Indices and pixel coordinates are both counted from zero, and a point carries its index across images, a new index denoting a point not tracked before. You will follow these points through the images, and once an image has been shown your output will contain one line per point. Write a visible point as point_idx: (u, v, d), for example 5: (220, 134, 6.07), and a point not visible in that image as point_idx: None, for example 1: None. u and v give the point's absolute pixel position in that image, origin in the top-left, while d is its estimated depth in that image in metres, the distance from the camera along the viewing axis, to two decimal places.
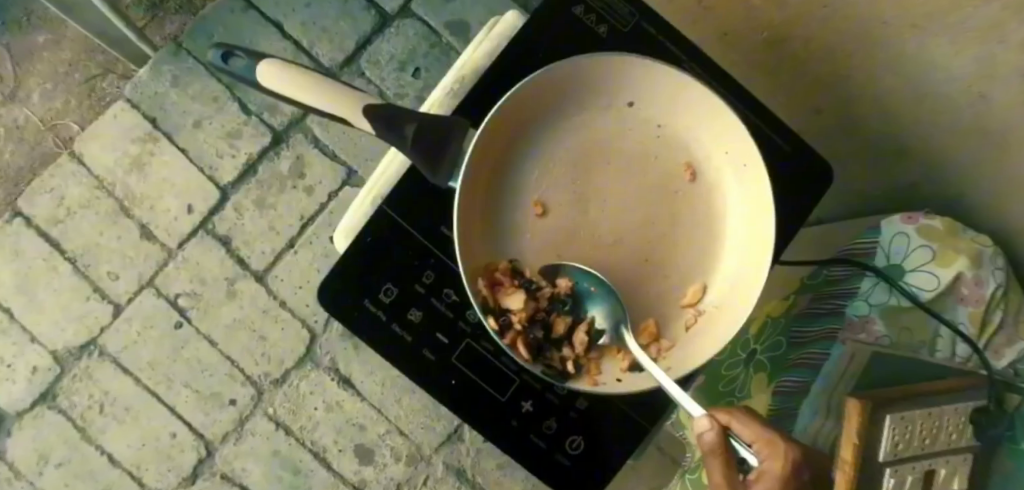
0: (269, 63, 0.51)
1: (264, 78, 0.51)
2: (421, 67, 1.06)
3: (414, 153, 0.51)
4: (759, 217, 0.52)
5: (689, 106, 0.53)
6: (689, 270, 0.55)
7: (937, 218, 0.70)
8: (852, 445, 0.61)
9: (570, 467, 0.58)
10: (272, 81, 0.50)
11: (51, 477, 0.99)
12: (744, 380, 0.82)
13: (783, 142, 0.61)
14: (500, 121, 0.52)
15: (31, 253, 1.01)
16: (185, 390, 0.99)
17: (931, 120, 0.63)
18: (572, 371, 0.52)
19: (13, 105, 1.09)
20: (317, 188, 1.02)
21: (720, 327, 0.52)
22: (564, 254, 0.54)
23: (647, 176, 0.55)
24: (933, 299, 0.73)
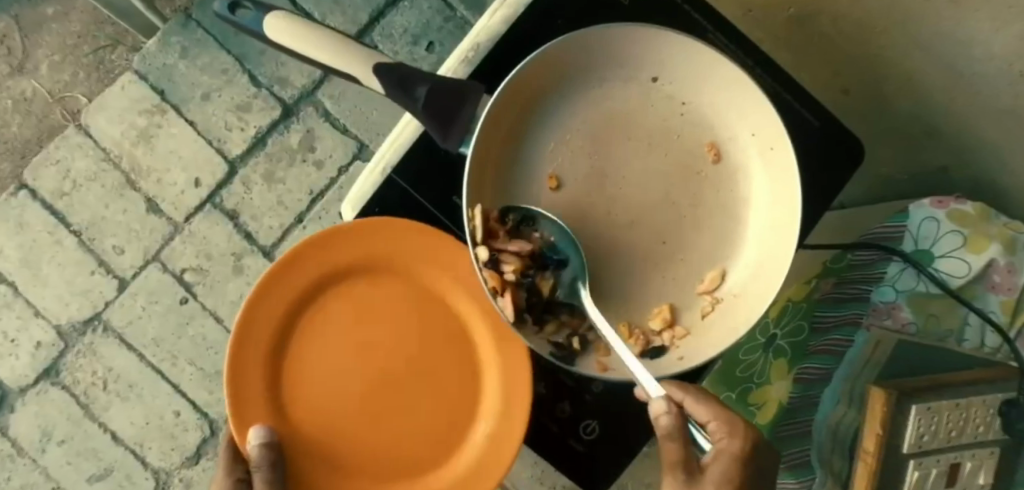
0: (275, 15, 0.50)
1: (271, 32, 0.50)
2: (435, 42, 1.05)
3: (423, 115, 0.47)
4: (786, 205, 0.48)
5: (718, 82, 0.49)
6: (708, 254, 0.51)
7: (968, 203, 0.68)
8: (875, 436, 0.61)
9: (585, 453, 0.56)
10: (278, 34, 0.49)
11: (54, 454, 1.01)
12: (763, 367, 0.78)
13: (812, 117, 0.58)
14: (513, 90, 0.48)
15: (36, 227, 1.03)
16: (190, 367, 1.02)
17: (961, 98, 0.61)
18: (579, 349, 0.49)
19: (21, 77, 1.07)
20: (327, 162, 1.03)
21: (740, 318, 0.49)
22: (575, 231, 0.50)
23: (668, 153, 0.50)
24: (963, 287, 0.70)
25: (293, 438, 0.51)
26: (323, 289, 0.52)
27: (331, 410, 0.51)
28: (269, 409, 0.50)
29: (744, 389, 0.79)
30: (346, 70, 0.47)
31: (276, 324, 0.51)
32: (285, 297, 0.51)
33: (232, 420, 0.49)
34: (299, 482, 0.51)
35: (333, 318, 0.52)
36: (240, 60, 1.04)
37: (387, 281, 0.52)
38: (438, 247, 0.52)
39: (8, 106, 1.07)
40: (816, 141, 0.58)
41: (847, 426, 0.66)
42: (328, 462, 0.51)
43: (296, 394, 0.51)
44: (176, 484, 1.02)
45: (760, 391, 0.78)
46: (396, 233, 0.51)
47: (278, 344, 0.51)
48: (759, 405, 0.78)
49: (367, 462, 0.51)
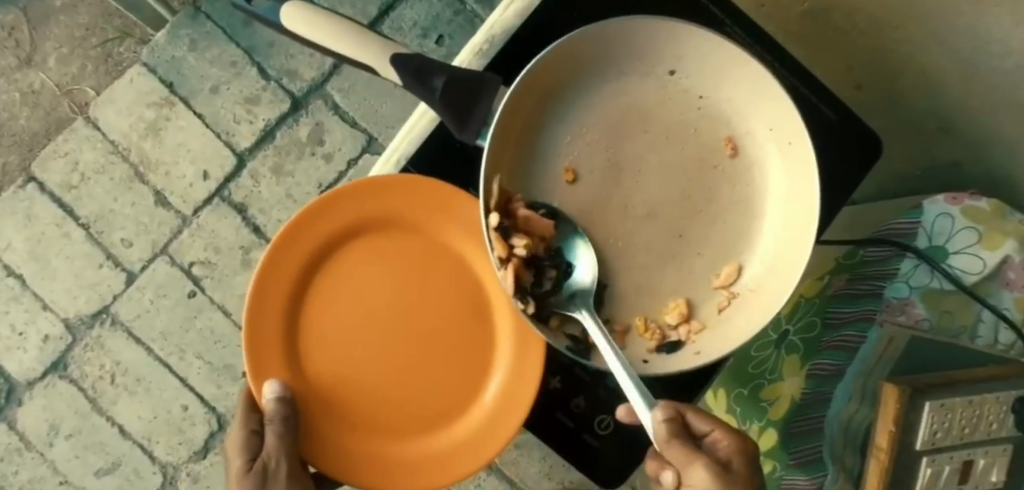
0: (292, 5, 0.49)
1: (288, 22, 0.49)
2: (445, 35, 1.05)
3: (440, 106, 0.47)
4: (803, 200, 0.48)
5: (736, 76, 0.48)
6: (724, 248, 0.50)
7: (983, 199, 0.67)
8: (887, 432, 0.60)
9: (599, 447, 0.56)
10: (295, 26, 0.49)
11: (61, 448, 1.01)
12: (775, 362, 0.78)
13: (829, 111, 0.58)
14: (530, 83, 0.48)
15: (44, 220, 1.03)
16: (197, 360, 1.01)
17: (976, 93, 0.60)
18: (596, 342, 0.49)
19: (29, 70, 1.07)
20: (336, 155, 1.03)
21: (757, 314, 0.48)
22: (592, 225, 0.49)
23: (685, 147, 0.50)
24: (978, 283, 0.70)
25: (308, 393, 0.51)
26: (338, 245, 0.51)
27: (346, 366, 0.51)
28: (285, 364, 0.50)
29: (756, 386, 0.78)
30: (363, 60, 0.47)
31: (292, 279, 0.51)
32: (301, 253, 0.51)
33: (250, 374, 0.50)
34: (314, 435, 0.51)
35: (349, 274, 0.51)
36: (249, 53, 1.04)
37: (403, 238, 0.52)
38: (454, 204, 0.51)
39: (16, 98, 1.06)
40: (834, 135, 0.57)
41: (859, 422, 0.65)
42: (342, 416, 0.51)
43: (311, 349, 0.51)
44: (184, 478, 1.01)
45: (772, 387, 0.77)
46: (413, 191, 0.51)
47: (294, 300, 0.51)
48: (772, 401, 0.77)
49: (380, 418, 0.52)
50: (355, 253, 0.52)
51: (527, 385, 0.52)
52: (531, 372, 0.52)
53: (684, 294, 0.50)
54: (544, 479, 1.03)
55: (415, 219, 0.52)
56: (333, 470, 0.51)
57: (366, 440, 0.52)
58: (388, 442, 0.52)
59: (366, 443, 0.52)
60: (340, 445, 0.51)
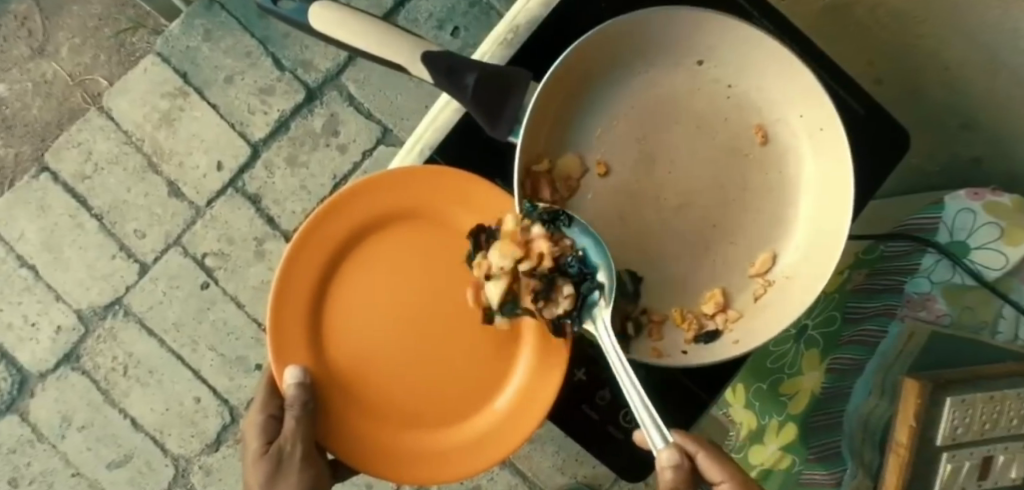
0: (321, 5, 0.48)
1: (316, 21, 0.48)
2: (460, 27, 1.04)
3: (472, 104, 0.46)
4: (838, 185, 0.47)
5: (766, 64, 0.47)
6: (756, 237, 0.50)
7: (1004, 195, 0.68)
8: (907, 426, 0.58)
9: (624, 440, 0.56)
10: (323, 25, 0.48)
11: (73, 440, 1.01)
12: (794, 357, 0.76)
13: (856, 102, 0.57)
14: (561, 75, 0.47)
15: (57, 211, 1.02)
16: (210, 352, 1.01)
17: (1001, 87, 0.60)
18: (633, 333, 0.50)
19: (41, 60, 1.06)
20: (350, 146, 1.03)
21: (794, 303, 0.48)
22: (627, 215, 0.49)
23: (716, 136, 0.49)
24: (999, 280, 0.69)
25: (330, 383, 0.51)
26: (363, 235, 0.50)
27: (368, 359, 0.51)
28: (308, 353, 0.50)
29: (775, 381, 0.76)
30: (392, 59, 0.46)
31: (317, 270, 0.50)
32: (326, 243, 0.49)
33: (273, 358, 0.49)
34: (333, 424, 0.51)
35: (374, 265, 0.51)
36: (264, 43, 1.03)
37: (431, 231, 0.51)
38: (484, 197, 0.50)
39: (28, 88, 1.06)
40: (863, 128, 0.57)
41: (878, 417, 0.64)
42: (362, 406, 0.51)
43: (333, 340, 0.50)
44: (196, 470, 1.01)
45: (791, 382, 0.75)
46: (440, 183, 0.49)
47: (319, 290, 0.50)
48: (790, 396, 0.75)
49: (401, 411, 0.51)
50: (381, 244, 0.50)
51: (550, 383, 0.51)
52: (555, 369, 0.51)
53: (721, 281, 0.50)
54: (557, 473, 1.03)
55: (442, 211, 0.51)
56: (350, 457, 0.50)
57: (386, 432, 0.51)
58: (408, 436, 0.51)
59: (386, 435, 0.51)
60: (360, 436, 0.51)
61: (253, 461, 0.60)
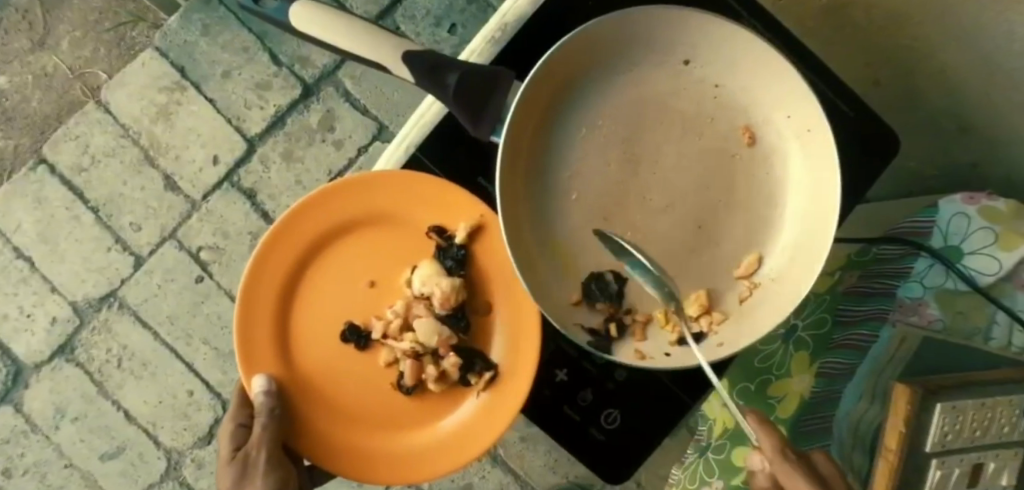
0: (303, 4, 0.49)
1: (298, 23, 0.49)
2: (457, 24, 1.04)
3: (453, 102, 0.46)
4: (823, 190, 0.47)
5: (751, 64, 0.47)
6: (744, 236, 0.50)
7: (1000, 200, 0.67)
8: (897, 433, 0.58)
9: (605, 441, 0.56)
10: (308, 27, 0.49)
11: (66, 431, 1.02)
12: (783, 357, 0.76)
13: (844, 106, 0.57)
14: (546, 74, 0.47)
15: (54, 203, 1.03)
16: (203, 346, 1.02)
17: (993, 92, 0.59)
18: (616, 335, 0.50)
19: (41, 52, 1.06)
20: (347, 142, 1.03)
21: (781, 304, 0.48)
22: (613, 217, 0.49)
23: (703, 136, 0.49)
24: (993, 285, 0.68)
25: (299, 389, 0.53)
26: (326, 242, 0.53)
27: (335, 363, 0.54)
28: (275, 360, 0.53)
29: (763, 381, 0.76)
30: (373, 57, 0.47)
31: (282, 278, 0.52)
32: (289, 253, 0.52)
33: (240, 365, 0.52)
34: (301, 428, 0.53)
35: (338, 273, 0.53)
36: (261, 38, 1.03)
37: (393, 236, 0.54)
38: (449, 199, 0.52)
39: (28, 81, 1.06)
40: (853, 132, 0.57)
41: (868, 423, 0.64)
42: (330, 410, 0.53)
43: (302, 347, 0.53)
44: (188, 464, 1.02)
45: (781, 383, 0.75)
46: (406, 187, 0.52)
47: (284, 297, 0.53)
48: (779, 398, 0.75)
49: (370, 412, 0.54)
50: (346, 251, 0.53)
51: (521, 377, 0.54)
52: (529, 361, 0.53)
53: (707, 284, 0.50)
54: (549, 473, 1.03)
55: (405, 216, 0.53)
56: (320, 459, 0.53)
57: (354, 433, 0.53)
58: (377, 437, 0.54)
59: (353, 437, 0.53)
60: (328, 438, 0.53)
61: (224, 466, 0.61)
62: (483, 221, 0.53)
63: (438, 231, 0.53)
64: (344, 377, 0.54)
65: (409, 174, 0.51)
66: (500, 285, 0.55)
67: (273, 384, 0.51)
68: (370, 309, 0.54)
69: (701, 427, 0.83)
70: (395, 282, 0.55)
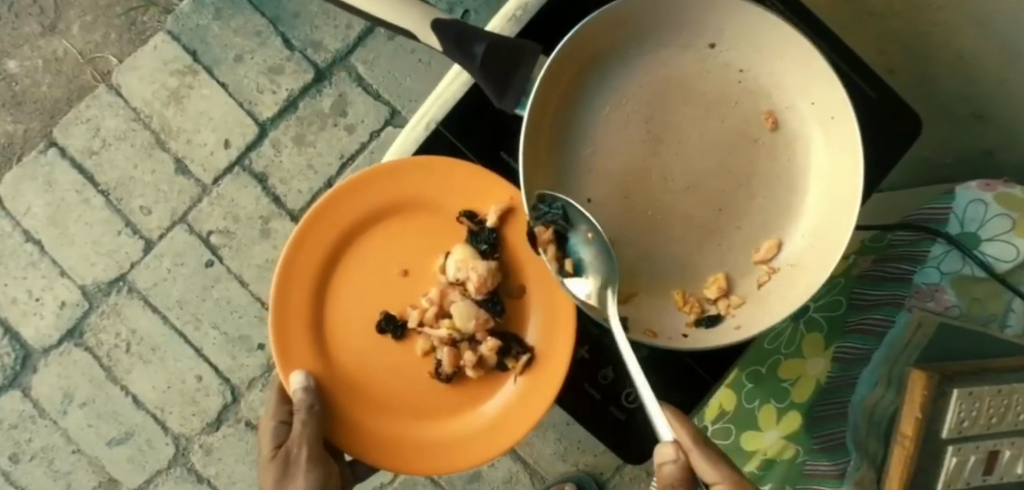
0: None
1: None
2: (470, 10, 1.04)
3: (479, 72, 0.46)
4: (845, 177, 0.46)
5: (777, 49, 0.47)
6: (765, 221, 0.50)
7: (1016, 186, 0.66)
8: (912, 419, 0.57)
9: (626, 420, 0.56)
10: None
11: (75, 416, 1.02)
12: (794, 338, 0.77)
13: (867, 87, 0.57)
14: (570, 54, 0.47)
15: (64, 186, 1.02)
16: (213, 331, 1.02)
17: (1014, 81, 0.57)
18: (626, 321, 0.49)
19: (53, 37, 1.04)
20: (358, 127, 1.03)
21: (800, 289, 0.47)
22: (633, 195, 0.48)
23: (725, 120, 0.48)
24: (1009, 272, 0.67)
25: (336, 382, 0.54)
26: (356, 233, 0.53)
27: (370, 354, 0.54)
28: (311, 354, 0.53)
29: (775, 364, 0.77)
30: (397, 22, 0.47)
31: (313, 273, 0.53)
32: (320, 248, 0.53)
33: (278, 361, 0.52)
34: (341, 421, 0.53)
35: (369, 264, 0.54)
36: (274, 23, 1.03)
37: (423, 223, 0.54)
38: (478, 184, 0.52)
39: (39, 65, 1.04)
40: (875, 112, 0.57)
41: (885, 408, 0.63)
42: (368, 401, 0.54)
43: (336, 340, 0.54)
44: (196, 450, 1.03)
45: (791, 364, 0.76)
46: (437, 173, 0.52)
47: (317, 292, 0.53)
48: (792, 381, 0.75)
49: (409, 401, 0.54)
50: (376, 241, 0.54)
51: (557, 360, 0.54)
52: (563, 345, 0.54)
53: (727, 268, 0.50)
54: (559, 461, 1.03)
55: (435, 202, 0.53)
56: (361, 450, 0.53)
57: (395, 425, 0.54)
58: (416, 426, 0.54)
59: (394, 429, 0.54)
60: (369, 430, 0.54)
61: (266, 464, 0.62)
62: (512, 203, 0.53)
63: (468, 216, 0.53)
64: (380, 368, 0.54)
65: (437, 159, 0.51)
66: (532, 267, 0.55)
67: (311, 380, 0.52)
68: (404, 297, 0.55)
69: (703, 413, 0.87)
70: (428, 270, 0.55)
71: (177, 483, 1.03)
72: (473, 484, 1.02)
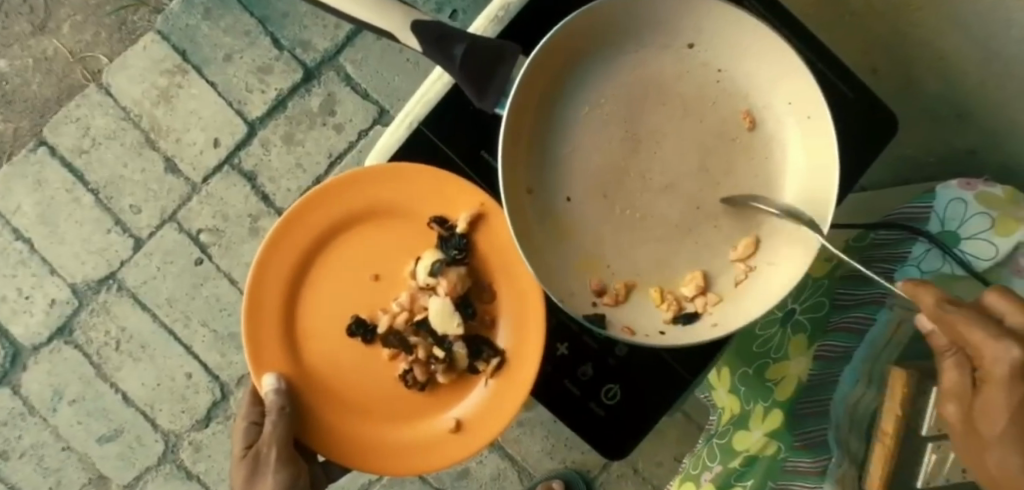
0: None
1: None
2: (459, 10, 1.05)
3: (460, 73, 0.47)
4: (822, 176, 0.46)
5: (754, 48, 0.47)
6: (741, 221, 0.50)
7: (997, 185, 0.66)
8: (894, 416, 0.58)
9: (605, 417, 0.57)
10: None
11: (64, 413, 1.02)
12: (780, 341, 0.77)
13: (845, 88, 0.57)
14: (549, 53, 0.47)
15: (54, 185, 1.03)
16: (202, 328, 1.03)
17: (988, 82, 0.57)
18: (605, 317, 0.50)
19: (42, 36, 1.04)
20: (347, 126, 1.03)
21: (776, 288, 0.47)
22: (610, 193, 0.49)
23: (702, 120, 0.49)
24: (988, 270, 0.67)
25: (309, 385, 0.54)
26: (328, 239, 0.54)
27: (342, 359, 0.55)
28: (284, 357, 0.54)
29: (762, 366, 0.77)
30: (375, 21, 0.48)
31: (286, 277, 0.53)
32: (293, 252, 0.53)
33: (251, 365, 0.53)
34: (314, 424, 0.54)
35: (342, 268, 0.54)
36: (263, 22, 1.03)
37: (396, 228, 0.55)
38: (447, 190, 0.53)
39: (29, 64, 1.04)
40: (850, 113, 0.57)
41: (866, 406, 0.63)
42: (341, 404, 0.55)
43: (308, 344, 0.55)
44: (186, 447, 1.03)
45: (778, 366, 0.76)
46: (408, 180, 0.52)
47: (289, 296, 0.54)
48: (777, 380, 0.75)
49: (381, 404, 0.55)
50: (350, 245, 0.54)
51: (527, 364, 0.55)
52: (532, 349, 0.54)
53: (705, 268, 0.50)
54: (547, 458, 1.03)
55: (407, 207, 0.54)
56: (334, 452, 0.54)
57: (366, 427, 0.55)
58: (389, 428, 0.55)
59: (367, 430, 0.55)
60: (341, 432, 0.54)
61: (239, 461, 0.64)
62: (484, 210, 0.53)
63: (439, 221, 0.54)
64: (353, 371, 0.55)
65: (404, 167, 0.52)
66: (503, 271, 0.56)
67: (283, 382, 0.53)
68: (376, 302, 0.55)
69: (714, 417, 0.87)
70: (400, 274, 0.56)
71: (167, 480, 1.03)
72: (461, 481, 1.03)
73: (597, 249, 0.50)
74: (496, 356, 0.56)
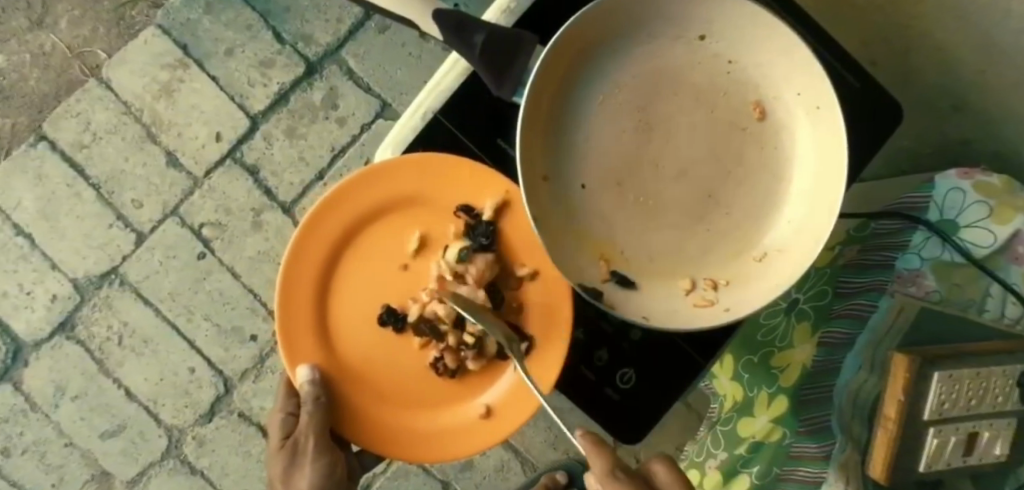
0: None
1: None
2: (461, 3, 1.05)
3: (478, 61, 0.47)
4: (831, 162, 0.47)
5: (762, 40, 0.47)
6: (754, 210, 0.50)
7: (994, 175, 0.66)
8: (896, 402, 0.58)
9: (620, 402, 0.58)
10: None
11: (67, 409, 1.02)
12: (785, 329, 0.77)
13: (851, 77, 0.58)
14: (565, 44, 0.47)
15: (54, 180, 1.02)
16: (206, 322, 1.03)
17: (988, 73, 0.58)
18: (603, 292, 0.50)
19: (40, 31, 1.03)
20: (350, 119, 1.04)
21: (785, 273, 0.48)
22: (624, 182, 0.49)
23: (715, 110, 0.49)
24: (986, 257, 0.68)
25: (340, 375, 0.55)
26: (356, 230, 0.55)
27: (373, 349, 0.56)
28: (316, 349, 0.54)
29: (765, 354, 0.78)
30: (405, 14, 0.51)
31: (315, 270, 0.54)
32: (321, 245, 0.54)
33: (285, 357, 0.54)
34: (348, 413, 0.55)
35: (369, 259, 0.55)
36: (265, 17, 1.03)
37: (422, 218, 0.56)
38: (472, 177, 0.54)
39: (27, 60, 1.03)
40: (860, 103, 0.58)
41: (867, 393, 0.64)
42: (373, 393, 0.55)
43: (339, 335, 0.55)
44: (189, 441, 1.03)
45: (782, 355, 0.77)
46: (434, 170, 0.53)
47: (320, 289, 0.55)
48: (782, 368, 0.76)
49: (412, 393, 0.56)
50: (376, 237, 0.55)
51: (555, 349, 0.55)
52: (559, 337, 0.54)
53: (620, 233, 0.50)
54: (550, 449, 1.04)
55: (431, 197, 0.54)
56: (369, 441, 0.55)
57: (398, 414, 0.55)
58: (419, 416, 0.56)
59: (398, 417, 0.55)
60: (374, 420, 0.55)
61: (274, 453, 0.64)
62: (507, 197, 0.54)
63: (465, 210, 0.55)
64: (383, 360, 0.56)
65: (427, 156, 0.52)
66: (534, 256, 0.56)
67: (318, 373, 0.54)
68: (404, 291, 0.56)
69: (716, 404, 0.88)
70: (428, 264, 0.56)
71: (170, 475, 1.03)
72: (465, 473, 1.03)
73: (612, 233, 0.50)
74: (524, 341, 0.55)
